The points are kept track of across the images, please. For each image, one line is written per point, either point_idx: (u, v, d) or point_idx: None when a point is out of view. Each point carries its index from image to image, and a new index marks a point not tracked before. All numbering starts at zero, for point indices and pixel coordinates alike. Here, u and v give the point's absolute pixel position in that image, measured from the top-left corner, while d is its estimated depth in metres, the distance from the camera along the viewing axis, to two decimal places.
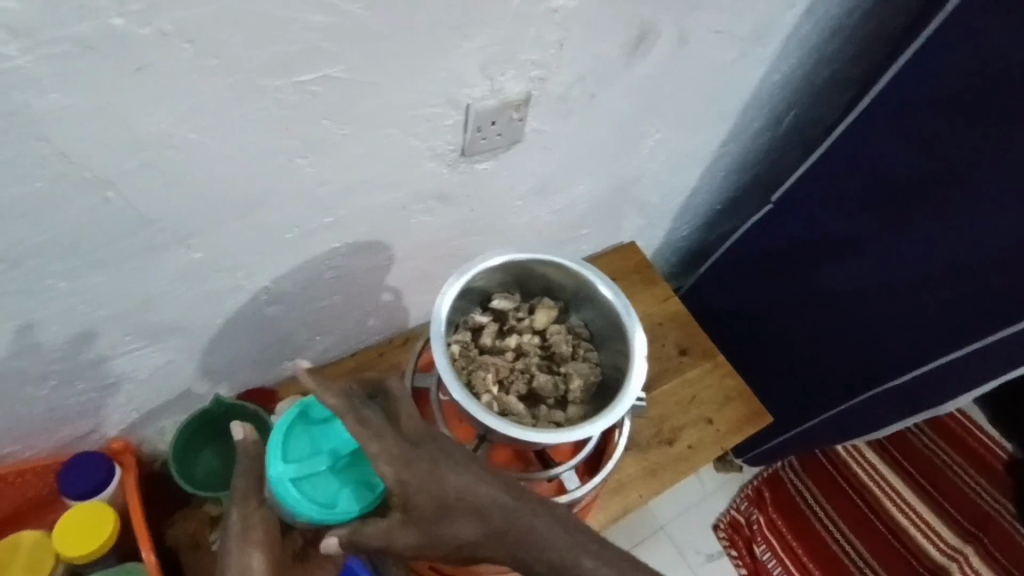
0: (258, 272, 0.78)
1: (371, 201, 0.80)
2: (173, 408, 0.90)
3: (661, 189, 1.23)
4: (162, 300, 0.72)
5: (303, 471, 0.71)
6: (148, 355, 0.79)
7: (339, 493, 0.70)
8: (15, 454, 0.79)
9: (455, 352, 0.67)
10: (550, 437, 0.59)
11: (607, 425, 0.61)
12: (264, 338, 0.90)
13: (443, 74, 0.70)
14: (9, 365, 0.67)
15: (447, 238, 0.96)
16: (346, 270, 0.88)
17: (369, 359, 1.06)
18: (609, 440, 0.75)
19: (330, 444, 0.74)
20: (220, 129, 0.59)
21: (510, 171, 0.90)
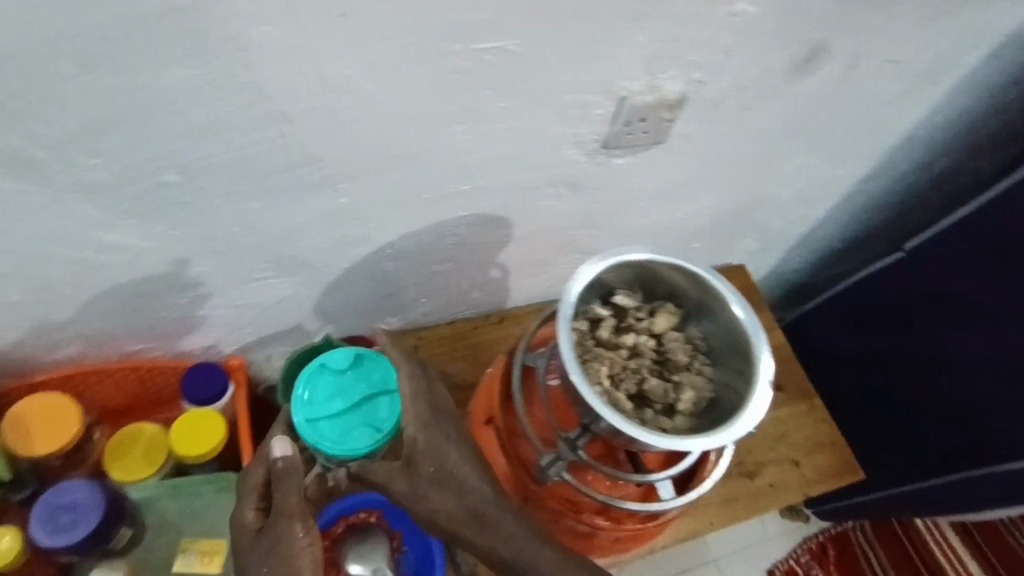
0: (389, 226, 0.81)
1: (507, 177, 0.81)
2: (284, 339, 0.95)
3: (786, 216, 1.18)
4: (300, 236, 0.76)
5: (329, 411, 0.80)
6: (276, 285, 0.83)
7: (350, 433, 0.79)
8: (144, 351, 0.83)
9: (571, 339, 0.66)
10: (658, 442, 0.58)
11: (721, 443, 0.58)
12: (376, 290, 0.93)
13: (608, 63, 0.69)
14: (163, 271, 0.73)
15: (565, 226, 0.96)
16: (465, 240, 0.90)
17: (464, 330, 1.08)
18: (706, 460, 0.70)
19: (346, 393, 0.82)
20: (395, 83, 0.61)
21: (645, 171, 0.89)
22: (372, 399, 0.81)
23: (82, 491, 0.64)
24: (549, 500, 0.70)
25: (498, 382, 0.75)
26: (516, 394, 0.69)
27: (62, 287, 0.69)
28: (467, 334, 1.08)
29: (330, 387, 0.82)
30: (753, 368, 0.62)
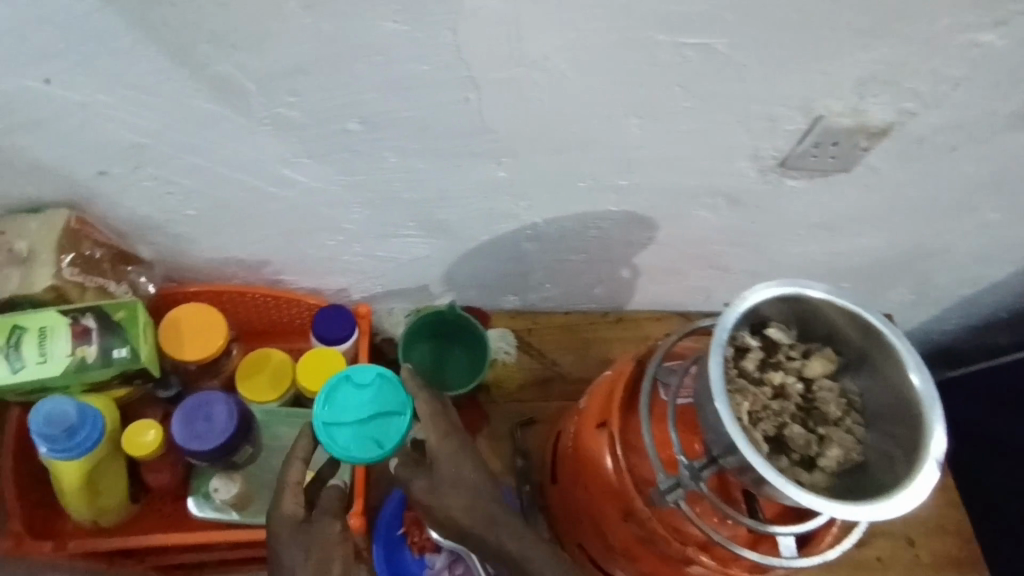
0: (537, 207, 0.80)
1: (669, 180, 0.76)
2: (409, 296, 0.96)
3: (956, 273, 1.06)
4: (452, 202, 0.76)
5: (343, 418, 0.73)
6: (416, 244, 0.85)
7: (356, 443, 0.72)
8: (283, 282, 0.88)
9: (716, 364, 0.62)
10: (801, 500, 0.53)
11: (871, 516, 0.53)
12: (506, 267, 0.93)
13: (815, 78, 0.63)
14: (321, 212, 0.75)
15: (713, 240, 0.90)
16: (607, 235, 0.87)
17: (579, 323, 1.06)
18: (826, 532, 0.64)
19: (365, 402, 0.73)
20: (588, 66, 0.59)
21: (816, 198, 0.82)
22: (389, 416, 0.73)
23: (224, 409, 0.68)
24: (654, 523, 0.66)
25: (621, 388, 0.71)
26: (642, 403, 0.66)
27: (232, 210, 0.73)
28: (581, 328, 1.06)
29: (346, 394, 0.74)
30: (922, 443, 0.55)
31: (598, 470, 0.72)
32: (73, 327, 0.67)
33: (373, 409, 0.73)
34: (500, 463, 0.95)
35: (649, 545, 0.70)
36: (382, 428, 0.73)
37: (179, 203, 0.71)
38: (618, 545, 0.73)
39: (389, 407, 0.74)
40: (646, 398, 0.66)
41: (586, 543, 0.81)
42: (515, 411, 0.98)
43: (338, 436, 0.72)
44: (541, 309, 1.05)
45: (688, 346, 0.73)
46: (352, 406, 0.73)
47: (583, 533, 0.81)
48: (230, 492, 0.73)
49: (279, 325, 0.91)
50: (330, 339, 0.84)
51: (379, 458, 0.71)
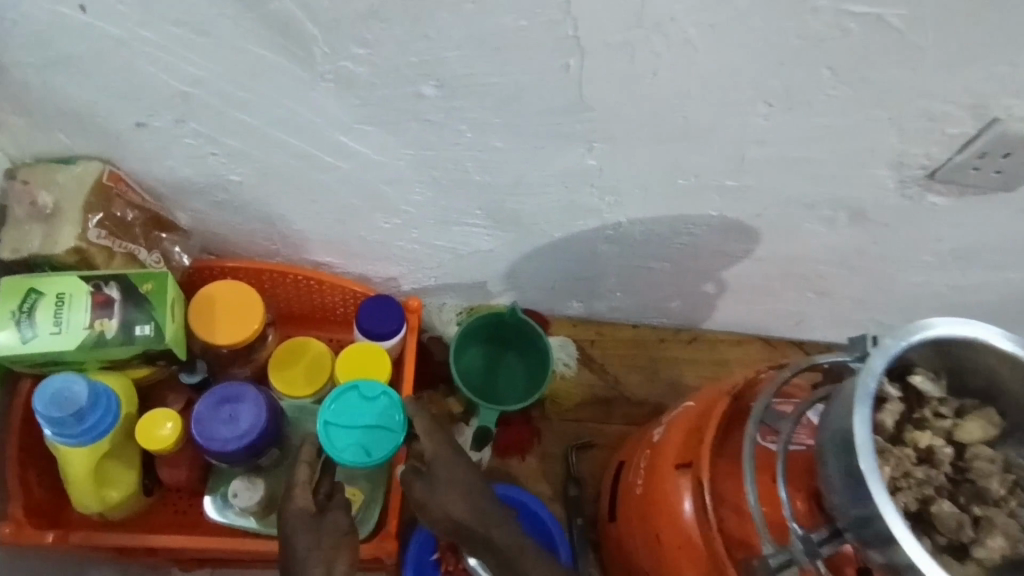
0: (624, 204, 0.69)
1: (787, 184, 0.65)
2: (464, 292, 0.87)
3: None
4: (529, 189, 0.66)
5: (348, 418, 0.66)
6: (480, 235, 0.75)
7: (349, 444, 0.65)
8: (331, 265, 0.80)
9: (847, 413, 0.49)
10: None
11: None
12: (575, 269, 0.82)
13: (1003, 70, 0.50)
14: (379, 189, 0.66)
15: (820, 258, 0.78)
16: (698, 242, 0.76)
17: (647, 338, 0.95)
18: None
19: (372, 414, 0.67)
20: (721, 34, 0.48)
21: (960, 221, 0.68)
22: (386, 429, 0.66)
23: (252, 407, 0.59)
24: None
25: (712, 429, 0.59)
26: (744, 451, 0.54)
27: (281, 179, 0.65)
28: (648, 345, 0.95)
29: (355, 398, 0.67)
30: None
31: (676, 521, 0.60)
32: (94, 296, 0.60)
33: (372, 421, 0.66)
34: (549, 488, 0.84)
35: None
36: (378, 442, 0.66)
37: (223, 167, 0.63)
38: None
39: (386, 420, 0.67)
40: (750, 445, 0.54)
41: None
42: (570, 430, 0.87)
43: (334, 435, 0.65)
44: (607, 319, 0.94)
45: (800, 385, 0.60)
46: (359, 413, 0.67)
47: None
48: (253, 501, 0.63)
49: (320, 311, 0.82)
50: (377, 335, 0.75)
51: (361, 467, 0.65)
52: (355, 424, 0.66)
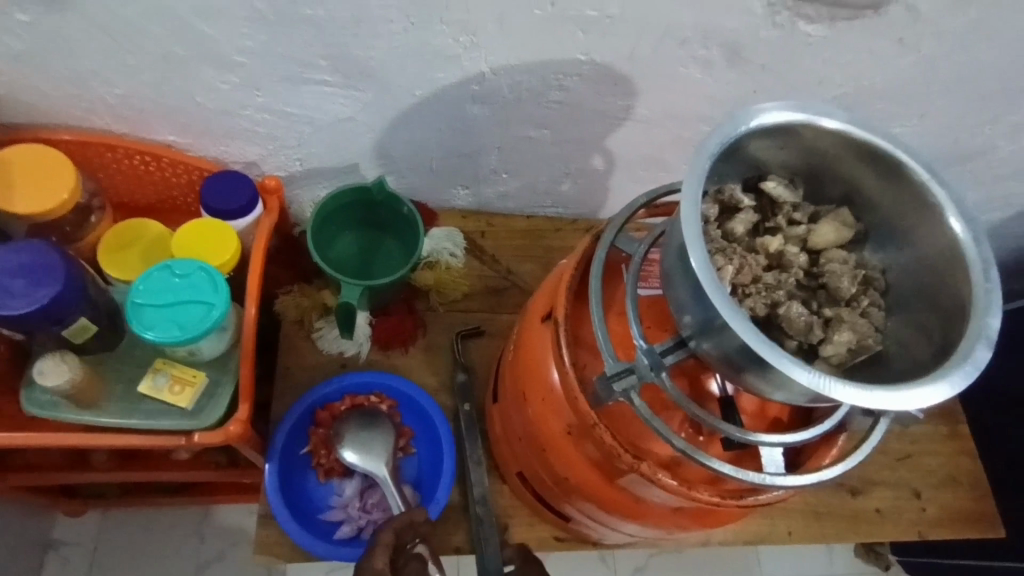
0: (484, 47, 0.63)
1: (652, 12, 0.60)
2: (335, 179, 0.80)
3: (990, 189, 0.89)
4: (373, 28, 0.60)
5: (158, 297, 0.59)
6: (335, 98, 0.68)
7: (160, 324, 0.58)
8: (177, 146, 0.71)
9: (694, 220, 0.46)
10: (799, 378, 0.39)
11: (888, 405, 0.39)
12: (452, 144, 0.76)
13: None
14: (199, 31, 0.58)
15: (705, 117, 0.73)
16: (574, 100, 0.70)
17: (542, 229, 0.89)
18: (819, 452, 0.50)
19: (186, 291, 0.59)
20: None
21: (837, 56, 0.65)
22: (199, 305, 0.59)
23: (49, 296, 0.53)
24: (601, 427, 0.50)
25: (571, 271, 0.55)
26: (593, 275, 0.51)
27: (81, 18, 0.56)
28: (543, 235, 0.89)
29: (170, 275, 0.59)
30: (969, 315, 0.41)
31: (539, 373, 0.56)
32: None
33: (186, 296, 0.59)
34: (435, 380, 0.79)
35: (607, 468, 0.53)
36: (193, 319, 0.59)
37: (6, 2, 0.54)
38: (573, 476, 0.56)
39: (200, 294, 0.59)
40: (598, 268, 0.51)
41: (529, 473, 0.65)
42: (458, 322, 0.82)
43: (143, 314, 0.58)
44: (499, 208, 0.88)
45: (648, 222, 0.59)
46: (172, 292, 0.59)
47: (520, 458, 0.65)
48: (62, 379, 0.57)
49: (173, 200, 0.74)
50: (223, 212, 0.68)
51: (172, 345, 0.57)
52: (163, 303, 0.59)
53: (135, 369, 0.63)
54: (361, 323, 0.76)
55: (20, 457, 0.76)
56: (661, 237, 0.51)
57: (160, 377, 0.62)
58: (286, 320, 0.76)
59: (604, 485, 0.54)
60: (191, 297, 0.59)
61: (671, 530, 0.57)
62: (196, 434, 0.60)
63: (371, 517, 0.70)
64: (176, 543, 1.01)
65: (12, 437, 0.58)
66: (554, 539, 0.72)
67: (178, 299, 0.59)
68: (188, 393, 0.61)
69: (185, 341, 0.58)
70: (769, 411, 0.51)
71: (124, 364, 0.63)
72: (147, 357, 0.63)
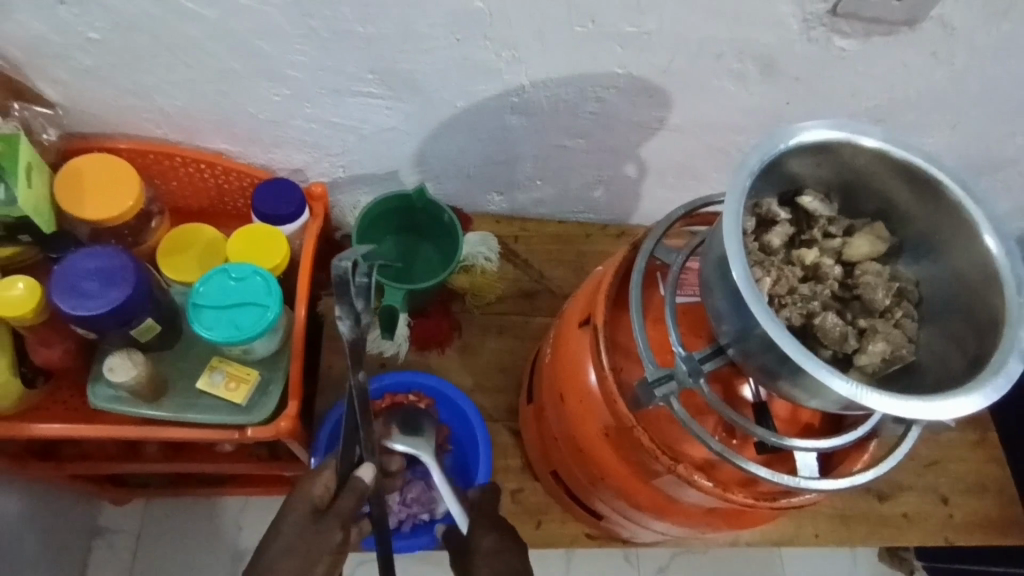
0: (525, 61, 0.65)
1: (688, 28, 0.61)
2: (376, 185, 0.82)
3: (1020, 198, 0.89)
4: (420, 44, 0.62)
5: (217, 299, 0.62)
6: (380, 110, 0.71)
7: (219, 324, 0.61)
8: (229, 153, 0.75)
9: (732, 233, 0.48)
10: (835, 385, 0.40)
11: (922, 413, 0.40)
12: (489, 153, 0.79)
13: None
14: (256, 46, 0.61)
15: (736, 128, 0.75)
16: (610, 110, 0.73)
17: (573, 234, 0.91)
18: (854, 455, 0.52)
19: (242, 293, 0.62)
20: None
21: (870, 69, 0.66)
22: (255, 306, 0.62)
23: (120, 298, 0.57)
24: (638, 428, 0.52)
25: (609, 278, 0.58)
26: (632, 282, 0.53)
27: (148, 35, 0.59)
28: (574, 240, 0.91)
29: (226, 279, 0.63)
30: (1002, 329, 0.42)
31: (578, 376, 0.58)
32: None
33: (243, 298, 0.62)
34: (470, 379, 0.81)
35: (643, 469, 0.55)
36: (250, 319, 0.62)
37: (80, 20, 0.58)
38: (609, 476, 0.58)
39: (256, 296, 0.63)
40: (637, 275, 0.53)
41: (563, 472, 0.67)
42: (493, 324, 0.84)
43: (204, 316, 0.62)
44: (531, 214, 0.91)
45: (684, 232, 0.61)
46: (228, 294, 0.62)
47: (554, 457, 0.67)
48: (128, 375, 0.60)
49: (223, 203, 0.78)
50: (272, 218, 0.71)
51: (232, 344, 0.61)
52: (221, 305, 0.62)
53: (192, 366, 0.66)
54: (402, 324, 0.78)
55: (76, 447, 0.80)
56: (697, 248, 0.53)
57: (216, 374, 0.65)
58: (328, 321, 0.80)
59: (640, 484, 0.57)
60: (247, 299, 0.62)
61: (704, 529, 0.58)
62: (250, 429, 0.64)
63: (411, 511, 0.73)
64: (216, 531, 1.05)
65: (79, 428, 0.62)
66: (585, 536, 0.74)
67: (236, 301, 0.62)
68: (242, 390, 0.65)
69: (243, 340, 0.62)
70: (802, 417, 0.53)
71: (182, 362, 0.66)
72: (204, 355, 0.67)
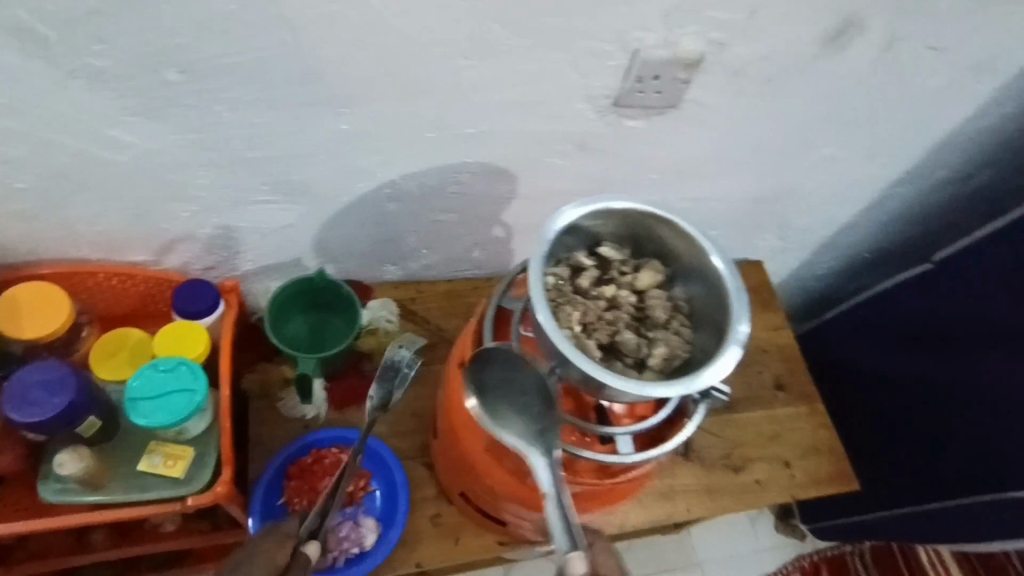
0: (392, 162, 0.81)
1: (514, 126, 0.79)
2: (283, 271, 0.95)
3: (810, 213, 1.13)
4: (303, 161, 0.77)
5: (151, 391, 0.73)
6: (277, 212, 0.84)
7: (155, 411, 0.72)
8: (146, 263, 0.86)
9: (550, 282, 0.65)
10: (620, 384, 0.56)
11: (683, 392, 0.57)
12: (378, 233, 0.94)
13: (624, 10, 0.67)
14: (164, 176, 0.74)
15: (573, 191, 0.93)
16: (470, 189, 0.89)
17: (462, 289, 1.06)
18: (673, 428, 0.68)
19: (173, 382, 0.73)
20: (401, 3, 0.61)
21: (660, 138, 0.87)
22: (185, 391, 0.73)
23: (65, 402, 0.68)
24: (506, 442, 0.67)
25: (473, 328, 0.73)
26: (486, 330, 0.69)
27: (69, 179, 0.71)
28: (464, 295, 1.06)
29: (157, 372, 0.73)
30: (730, 325, 0.60)
31: (460, 408, 0.73)
32: None
33: (174, 386, 0.73)
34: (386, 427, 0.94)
35: (519, 473, 0.70)
36: (181, 402, 0.73)
37: (7, 175, 0.69)
38: (497, 484, 0.72)
39: (184, 383, 0.74)
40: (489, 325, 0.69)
41: (467, 490, 0.81)
42: None
43: (140, 406, 0.72)
44: (424, 277, 1.06)
45: None
46: (160, 385, 0.73)
47: (459, 479, 0.81)
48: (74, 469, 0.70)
49: (145, 305, 0.89)
50: (191, 313, 0.82)
51: (168, 426, 0.72)
52: (155, 395, 0.73)
53: (132, 452, 0.76)
54: (319, 388, 0.90)
55: (25, 547, 0.86)
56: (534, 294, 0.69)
57: (155, 455, 0.75)
58: (252, 395, 0.91)
59: (520, 486, 0.71)
60: (178, 386, 0.73)
61: (579, 514, 0.73)
62: (190, 498, 0.73)
63: (341, 547, 0.82)
64: None
65: (31, 522, 0.70)
66: (498, 544, 0.87)
67: (168, 389, 0.73)
68: (180, 465, 0.75)
69: (178, 421, 0.72)
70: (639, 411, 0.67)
71: (123, 449, 0.76)
72: (141, 440, 0.76)
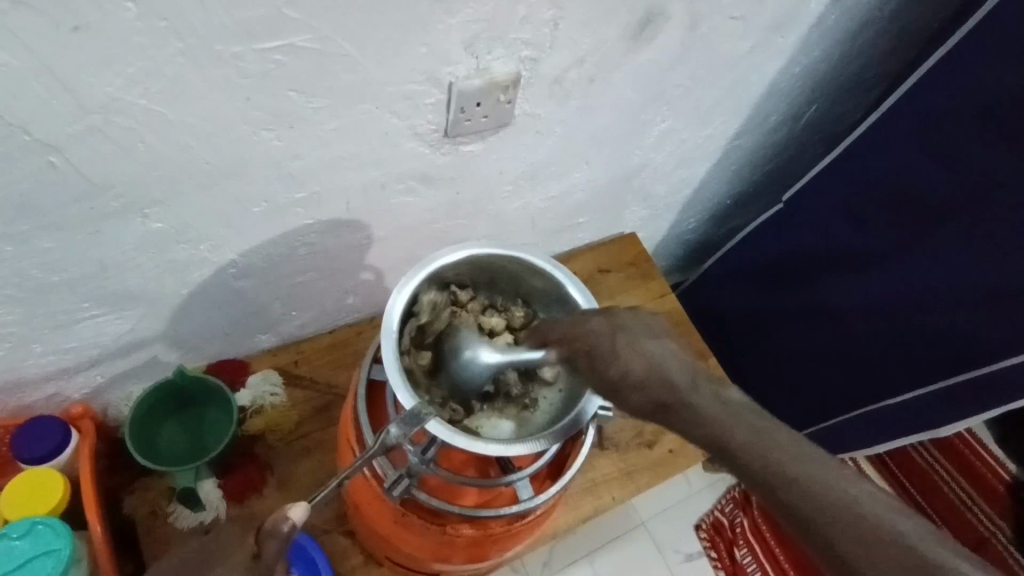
0: (224, 244, 0.75)
1: (346, 178, 0.74)
2: (140, 374, 0.86)
3: (667, 180, 1.15)
4: (120, 270, 0.70)
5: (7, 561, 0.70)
6: (110, 324, 0.76)
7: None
8: None
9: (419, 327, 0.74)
10: (490, 448, 0.59)
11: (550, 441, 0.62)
12: (235, 311, 0.87)
13: (424, 50, 0.64)
14: None
15: (430, 220, 0.90)
16: (321, 247, 0.83)
17: (346, 338, 1.01)
18: (574, 446, 0.69)
19: (26, 548, 0.71)
20: (175, 97, 0.56)
21: (500, 155, 0.85)
22: (44, 553, 0.71)
23: None
24: (409, 513, 0.67)
25: (348, 404, 0.70)
26: (359, 409, 0.67)
27: None
28: (349, 344, 1.00)
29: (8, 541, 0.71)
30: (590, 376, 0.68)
31: (359, 485, 0.71)
32: None
33: (30, 550, 0.71)
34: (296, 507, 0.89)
35: (435, 539, 0.69)
36: (42, 565, 0.70)
37: None
38: (416, 547, 0.72)
39: (43, 543, 0.71)
40: (362, 403, 0.67)
41: (391, 555, 0.79)
42: (301, 450, 0.92)
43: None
44: (303, 337, 0.99)
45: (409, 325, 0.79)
46: (14, 551, 0.70)
47: (380, 546, 0.79)
48: None
49: None
50: (36, 456, 0.77)
51: None
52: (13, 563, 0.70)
53: None
54: (209, 488, 0.84)
55: None
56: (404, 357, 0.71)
57: None
58: (139, 516, 0.84)
59: (438, 547, 0.71)
60: (34, 549, 0.71)
61: (511, 548, 0.74)
62: None
63: None
64: None
65: None
66: None
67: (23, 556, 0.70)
68: None
69: None
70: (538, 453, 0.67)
71: None
72: None
